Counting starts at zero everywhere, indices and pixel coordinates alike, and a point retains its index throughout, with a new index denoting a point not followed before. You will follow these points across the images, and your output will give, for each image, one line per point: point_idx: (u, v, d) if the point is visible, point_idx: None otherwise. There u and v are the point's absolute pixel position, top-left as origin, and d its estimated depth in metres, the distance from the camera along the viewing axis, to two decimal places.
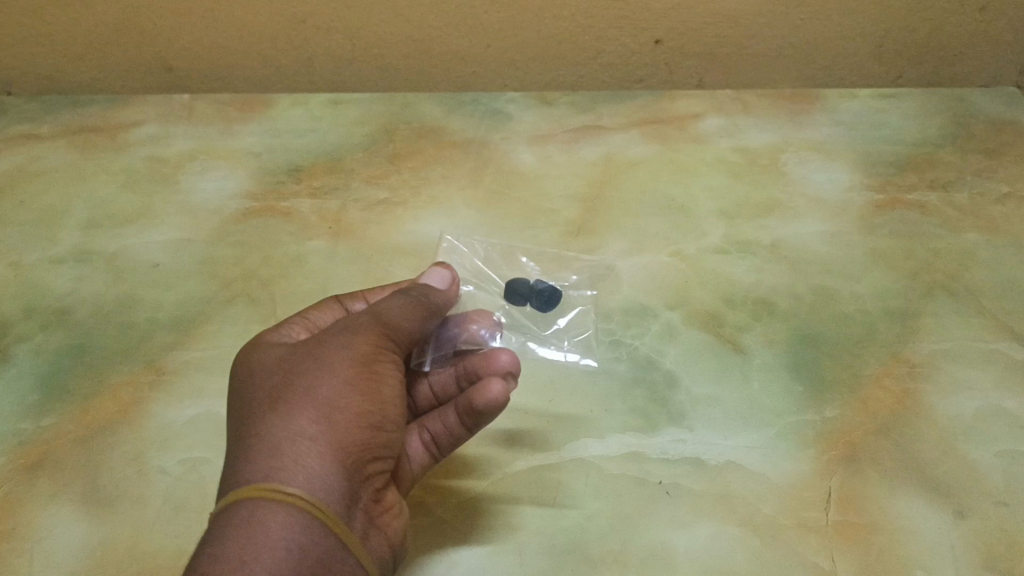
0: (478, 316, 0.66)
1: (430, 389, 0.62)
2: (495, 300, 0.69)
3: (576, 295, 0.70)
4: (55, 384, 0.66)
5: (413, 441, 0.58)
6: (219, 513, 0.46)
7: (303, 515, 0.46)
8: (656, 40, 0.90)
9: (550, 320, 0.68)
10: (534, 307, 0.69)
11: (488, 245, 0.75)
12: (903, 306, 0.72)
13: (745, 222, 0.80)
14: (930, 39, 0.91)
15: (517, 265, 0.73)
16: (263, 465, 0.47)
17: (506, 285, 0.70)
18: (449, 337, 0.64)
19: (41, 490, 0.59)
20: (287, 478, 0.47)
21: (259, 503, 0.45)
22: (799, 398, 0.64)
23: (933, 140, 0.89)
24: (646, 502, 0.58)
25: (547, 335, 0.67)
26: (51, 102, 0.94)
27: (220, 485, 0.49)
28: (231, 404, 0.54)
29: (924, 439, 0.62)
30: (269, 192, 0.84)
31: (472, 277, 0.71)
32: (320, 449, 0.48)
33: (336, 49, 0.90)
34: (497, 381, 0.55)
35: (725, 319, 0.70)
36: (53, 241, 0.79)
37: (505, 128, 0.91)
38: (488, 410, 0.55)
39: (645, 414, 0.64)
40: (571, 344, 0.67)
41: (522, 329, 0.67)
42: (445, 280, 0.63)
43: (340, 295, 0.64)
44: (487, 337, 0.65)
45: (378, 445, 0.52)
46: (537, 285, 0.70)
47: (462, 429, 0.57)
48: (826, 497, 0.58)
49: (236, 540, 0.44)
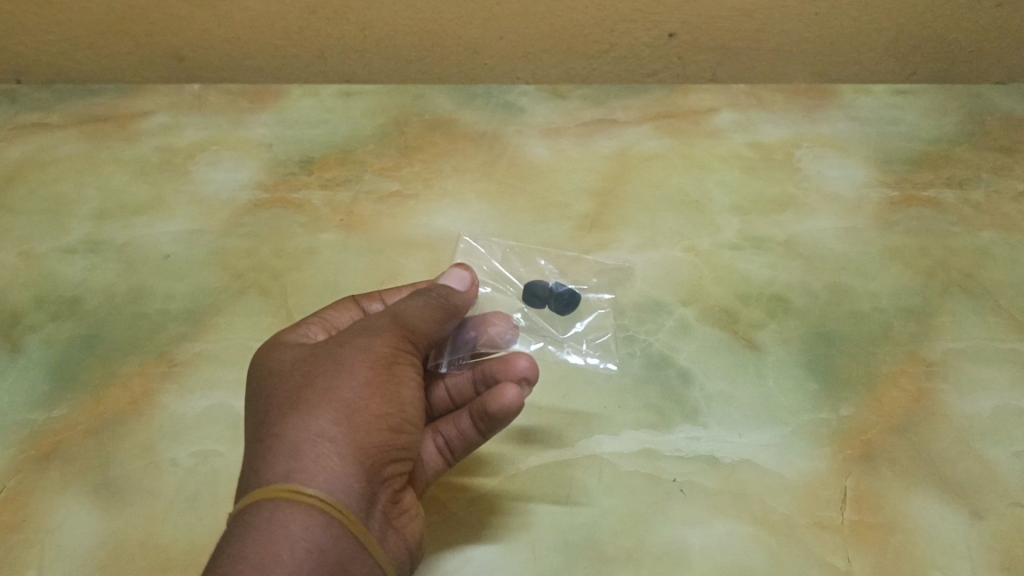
0: (496, 318, 0.65)
1: (446, 392, 0.62)
2: (514, 301, 0.68)
3: (595, 298, 0.69)
4: (66, 375, 0.66)
5: (428, 445, 0.58)
6: (238, 515, 0.46)
7: (322, 515, 0.45)
8: (670, 34, 0.89)
9: (569, 324, 0.67)
10: (553, 309, 0.67)
11: (505, 246, 0.74)
12: (919, 304, 0.71)
13: (759, 217, 0.79)
14: (947, 35, 0.91)
15: (535, 267, 0.72)
16: (284, 466, 0.47)
17: (525, 287, 0.69)
18: (467, 340, 0.63)
19: (52, 482, 0.59)
20: (307, 479, 0.46)
21: (277, 504, 0.45)
22: (815, 397, 0.64)
23: (949, 137, 0.88)
24: (660, 500, 0.58)
25: (567, 338, 0.66)
26: (61, 91, 0.94)
27: (240, 486, 0.48)
28: (250, 405, 0.54)
29: (941, 439, 0.62)
30: (281, 183, 0.83)
31: (491, 279, 0.70)
32: (340, 451, 0.48)
33: (347, 40, 0.90)
34: (512, 387, 0.55)
35: (740, 316, 0.70)
36: (64, 231, 0.79)
37: (518, 121, 0.90)
38: (501, 415, 0.55)
39: (659, 411, 0.63)
40: (591, 347, 0.66)
41: (541, 332, 0.66)
42: (464, 282, 0.62)
43: (357, 296, 0.64)
44: (507, 340, 0.64)
45: (397, 447, 0.52)
46: (556, 287, 0.69)
47: (476, 434, 0.57)
48: (841, 497, 0.58)
49: (256, 540, 0.44)
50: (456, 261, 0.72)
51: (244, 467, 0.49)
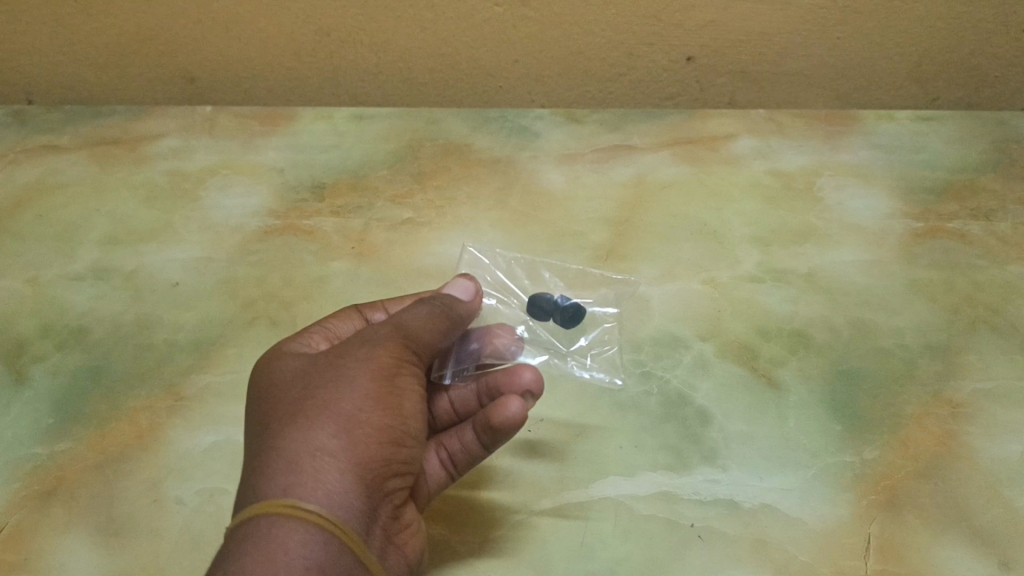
0: (500, 330, 0.64)
1: (450, 404, 0.61)
2: (519, 314, 0.68)
3: (599, 313, 0.69)
4: (71, 407, 0.65)
5: (431, 459, 0.57)
6: (235, 530, 0.44)
7: (320, 532, 0.44)
8: (688, 57, 0.88)
9: (573, 338, 0.67)
10: (557, 323, 0.67)
11: (510, 258, 0.73)
12: (945, 341, 0.69)
13: (780, 249, 0.78)
14: (971, 59, 0.89)
15: (540, 281, 0.72)
16: (282, 480, 0.45)
17: (529, 299, 0.68)
18: (471, 352, 0.63)
19: (54, 519, 0.58)
20: (305, 494, 0.45)
21: (274, 520, 0.44)
22: (838, 438, 0.62)
23: (974, 165, 0.86)
24: (679, 546, 0.56)
25: (570, 352, 0.66)
26: (72, 112, 0.93)
27: (236, 499, 0.47)
28: (250, 415, 0.52)
29: (968, 485, 0.60)
30: (292, 210, 0.82)
31: (495, 291, 0.70)
32: (340, 465, 0.46)
33: (361, 62, 0.89)
34: (515, 400, 0.54)
35: (760, 352, 0.68)
36: (72, 257, 0.78)
37: (533, 147, 0.89)
38: (505, 428, 0.54)
39: (677, 451, 0.61)
40: (595, 361, 0.66)
41: (544, 345, 0.66)
42: (468, 292, 0.60)
43: (360, 305, 0.62)
44: (513, 351, 0.64)
45: (399, 461, 0.50)
46: (562, 300, 0.68)
47: (479, 446, 0.56)
48: (865, 545, 0.56)
49: (253, 558, 0.42)
50: (461, 271, 0.72)
51: (242, 480, 0.48)
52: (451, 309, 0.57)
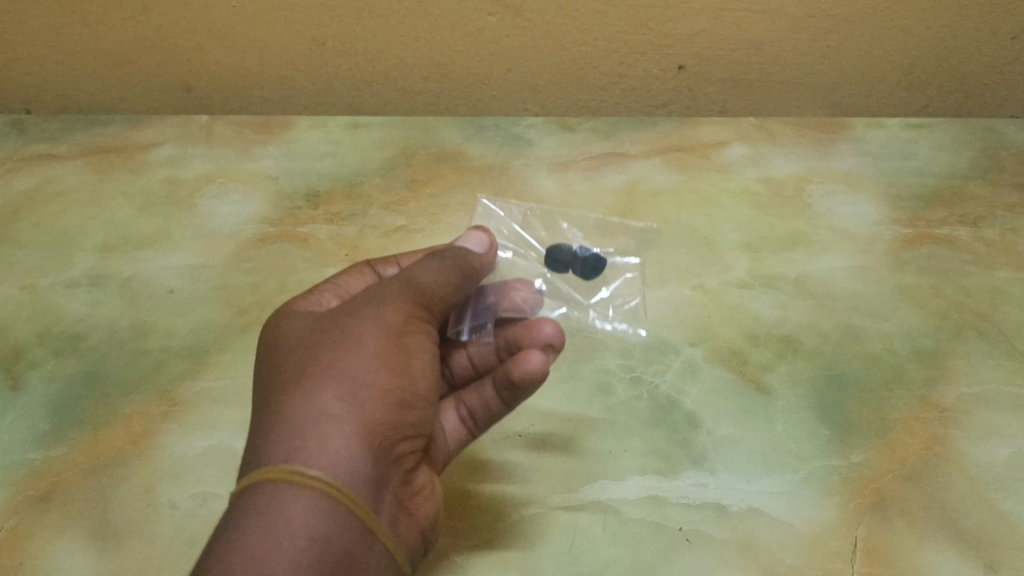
0: (518, 284, 0.65)
1: (467, 360, 0.62)
2: (536, 267, 0.69)
3: (621, 263, 0.70)
4: (66, 413, 0.65)
5: (450, 416, 0.58)
6: (240, 497, 0.45)
7: (325, 499, 0.44)
8: (680, 66, 0.89)
9: (594, 289, 0.68)
10: (577, 275, 0.69)
11: (525, 209, 0.73)
12: (933, 347, 0.70)
13: (770, 255, 0.78)
14: (960, 68, 0.90)
15: (557, 231, 0.72)
16: (286, 446, 0.46)
17: (548, 252, 0.69)
18: (488, 305, 0.64)
19: (49, 523, 0.58)
20: (310, 459, 0.45)
21: (279, 487, 0.44)
22: (825, 443, 0.63)
23: (963, 173, 0.87)
24: (666, 549, 0.56)
25: (592, 305, 0.68)
26: (70, 121, 0.94)
27: (243, 464, 0.48)
28: (257, 380, 0.53)
29: (955, 488, 0.60)
30: (287, 217, 0.83)
31: (512, 243, 0.70)
32: (346, 428, 0.47)
33: (356, 73, 0.90)
34: (537, 354, 0.54)
35: (749, 357, 0.69)
36: (69, 264, 0.78)
37: (526, 154, 0.90)
38: (525, 383, 0.54)
39: (666, 455, 0.62)
40: (617, 314, 0.68)
41: (564, 298, 0.67)
42: (482, 245, 0.62)
43: (371, 261, 0.63)
44: (530, 305, 0.65)
45: (409, 424, 0.50)
46: (580, 251, 0.69)
47: (499, 404, 0.57)
48: (852, 549, 0.56)
49: (257, 527, 0.43)
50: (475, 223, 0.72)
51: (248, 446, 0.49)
52: (463, 261, 0.57)
